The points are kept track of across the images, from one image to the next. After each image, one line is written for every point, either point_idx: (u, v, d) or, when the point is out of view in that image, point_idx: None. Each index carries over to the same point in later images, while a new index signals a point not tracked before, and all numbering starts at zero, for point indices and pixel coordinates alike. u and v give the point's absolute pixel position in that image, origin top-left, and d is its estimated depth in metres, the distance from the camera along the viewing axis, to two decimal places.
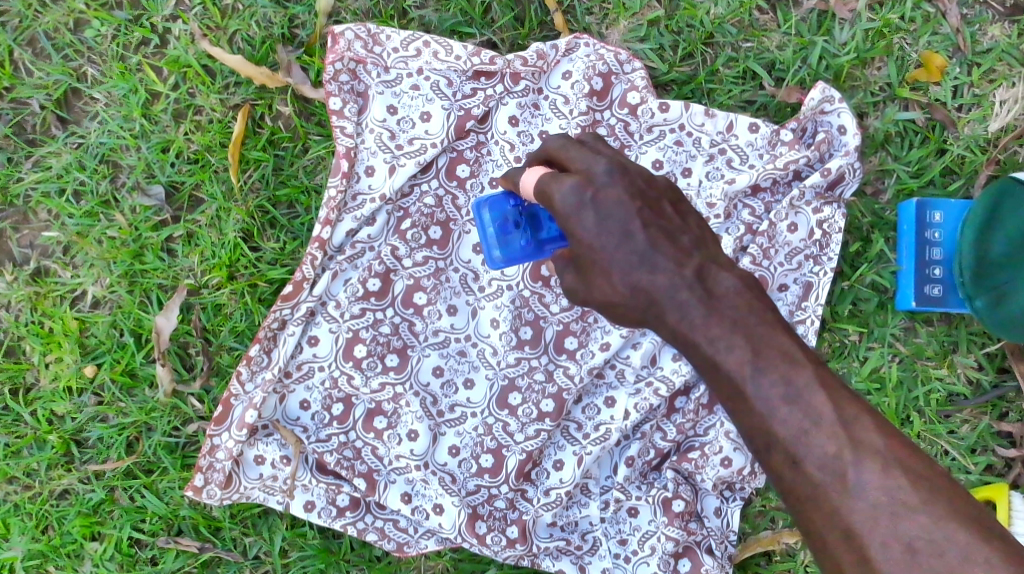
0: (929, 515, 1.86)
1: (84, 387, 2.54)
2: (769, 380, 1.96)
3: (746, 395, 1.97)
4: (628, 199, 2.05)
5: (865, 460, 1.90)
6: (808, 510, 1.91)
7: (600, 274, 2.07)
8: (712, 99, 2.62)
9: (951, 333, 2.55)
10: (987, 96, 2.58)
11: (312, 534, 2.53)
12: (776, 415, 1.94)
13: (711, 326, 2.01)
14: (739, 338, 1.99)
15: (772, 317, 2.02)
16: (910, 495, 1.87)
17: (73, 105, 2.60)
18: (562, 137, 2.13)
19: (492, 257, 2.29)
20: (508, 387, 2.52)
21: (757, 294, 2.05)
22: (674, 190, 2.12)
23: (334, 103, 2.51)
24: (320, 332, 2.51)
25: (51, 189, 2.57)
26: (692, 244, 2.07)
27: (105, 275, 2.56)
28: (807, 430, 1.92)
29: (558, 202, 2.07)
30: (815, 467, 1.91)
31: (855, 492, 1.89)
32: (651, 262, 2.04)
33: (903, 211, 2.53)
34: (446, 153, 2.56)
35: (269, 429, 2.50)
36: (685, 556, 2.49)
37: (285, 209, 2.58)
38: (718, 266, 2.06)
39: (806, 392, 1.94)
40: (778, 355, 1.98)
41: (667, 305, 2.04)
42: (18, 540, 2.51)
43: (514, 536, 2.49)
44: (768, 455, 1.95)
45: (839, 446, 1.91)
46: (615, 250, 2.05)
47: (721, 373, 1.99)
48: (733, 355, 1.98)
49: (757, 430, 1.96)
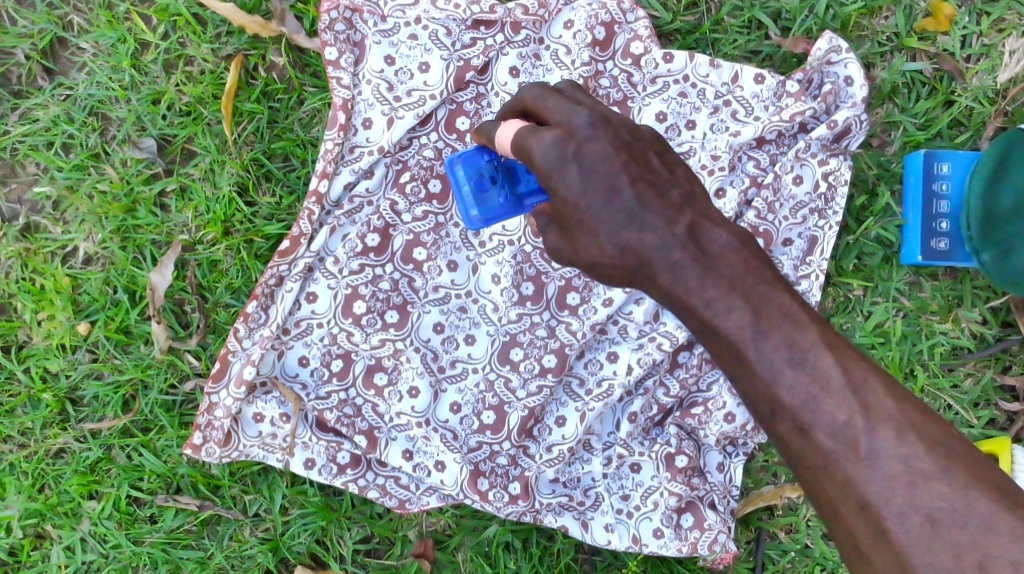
0: (949, 484, 1.82)
1: (78, 345, 2.50)
2: (772, 344, 1.91)
3: (748, 360, 1.91)
4: (612, 151, 1.97)
5: (878, 427, 1.85)
6: (820, 480, 1.87)
7: (587, 234, 1.99)
8: (717, 49, 2.58)
9: (955, 287, 2.54)
10: (995, 46, 2.55)
11: (313, 491, 2.50)
12: (780, 380, 1.89)
13: (707, 287, 1.95)
14: (738, 299, 1.93)
15: (769, 274, 1.96)
16: (927, 463, 1.83)
17: (59, 54, 2.53)
18: (538, 88, 2.07)
19: (469, 217, 2.22)
20: (510, 343, 2.49)
21: (752, 249, 1.99)
22: (659, 142, 2.05)
23: (329, 53, 2.45)
24: (318, 288, 2.46)
25: (39, 141, 2.51)
26: (682, 198, 2.00)
27: (97, 231, 2.51)
28: (815, 395, 1.88)
29: (539, 157, 1.98)
30: (825, 435, 1.86)
31: (869, 460, 1.84)
32: (641, 220, 1.97)
33: (910, 163, 2.51)
34: (446, 105, 2.51)
35: (268, 386, 2.46)
36: (688, 511, 2.48)
37: (281, 162, 2.54)
38: (710, 222, 1.99)
39: (811, 354, 1.89)
40: (779, 316, 1.92)
41: (658, 265, 1.97)
42: (14, 499, 2.47)
43: (516, 492, 2.47)
44: (774, 422, 1.90)
45: (850, 412, 1.86)
46: (602, 208, 1.97)
47: (723, 337, 1.93)
48: (732, 319, 1.93)
49: (762, 396, 1.91)
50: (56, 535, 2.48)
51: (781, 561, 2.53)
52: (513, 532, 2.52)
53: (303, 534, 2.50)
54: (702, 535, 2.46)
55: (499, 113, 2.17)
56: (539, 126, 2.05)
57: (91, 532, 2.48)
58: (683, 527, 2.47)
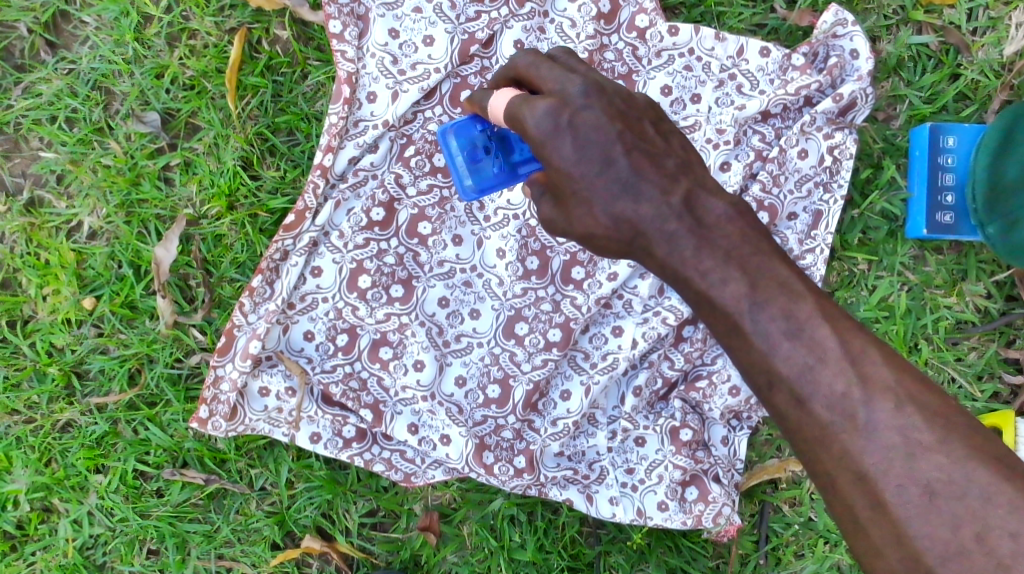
0: (947, 455, 1.80)
1: (84, 319, 2.50)
2: (769, 315, 1.89)
3: (745, 331, 1.90)
4: (607, 121, 1.97)
5: (876, 398, 1.84)
6: (817, 452, 1.85)
7: (582, 206, 1.99)
8: (722, 22, 2.58)
9: (960, 261, 2.54)
10: (1002, 19, 2.54)
11: (319, 465, 2.51)
12: (777, 351, 1.88)
13: (704, 258, 1.94)
14: (734, 270, 1.93)
15: (766, 244, 1.95)
16: (925, 434, 1.82)
17: (62, 28, 2.52)
18: (530, 55, 2.06)
19: (463, 187, 2.20)
20: (515, 317, 2.50)
21: (749, 219, 1.98)
22: (654, 109, 2.04)
23: (334, 26, 2.44)
24: (323, 262, 2.46)
25: (42, 115, 2.50)
26: (677, 168, 1.99)
27: (102, 205, 2.50)
28: (813, 366, 1.86)
29: (533, 127, 1.97)
30: (822, 407, 1.85)
31: (866, 432, 1.83)
32: (637, 190, 1.97)
33: (916, 137, 2.51)
34: (450, 79, 2.50)
35: (273, 360, 2.47)
36: (692, 484, 2.48)
37: (285, 137, 2.53)
38: (706, 192, 1.99)
39: (808, 326, 1.88)
40: (775, 287, 1.91)
41: (654, 236, 1.96)
42: (21, 473, 2.48)
43: (521, 466, 2.48)
44: (770, 393, 1.89)
45: (848, 383, 1.85)
46: (597, 178, 1.96)
47: (718, 308, 1.92)
48: (728, 290, 1.92)
49: (758, 368, 1.89)
50: (63, 509, 2.49)
51: (784, 534, 2.54)
52: (518, 505, 2.52)
53: (309, 508, 2.51)
54: (706, 508, 2.47)
55: (492, 81, 2.16)
56: (533, 94, 2.03)
57: (98, 506, 2.49)
58: (687, 501, 2.48)
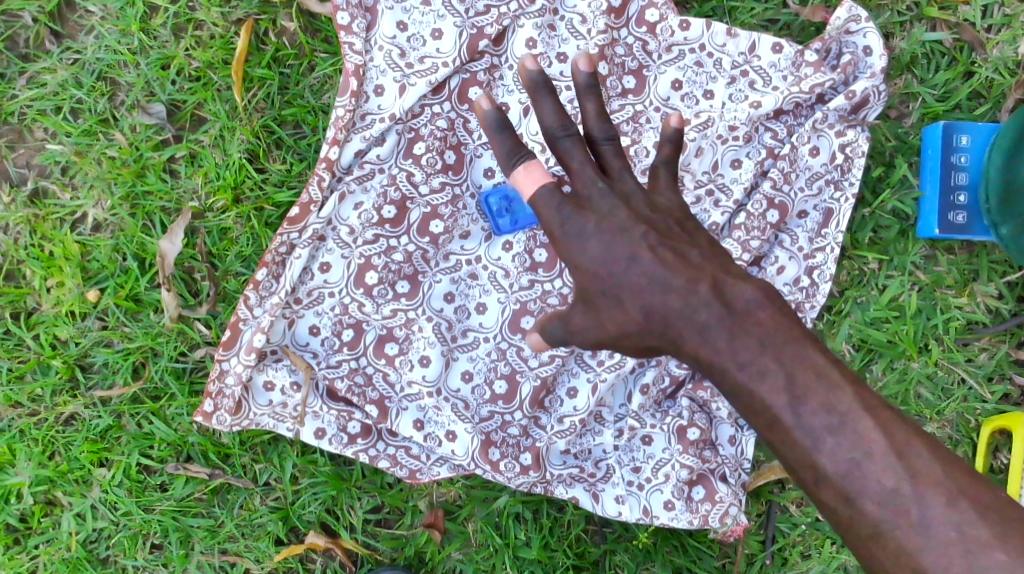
0: (1003, 547, 1.78)
1: (88, 312, 2.48)
2: (810, 409, 1.85)
3: (785, 425, 1.86)
4: (632, 221, 1.96)
5: (926, 491, 1.81)
6: (870, 552, 1.82)
7: (611, 303, 1.96)
8: (734, 17, 2.55)
9: (971, 261, 2.52)
10: (1017, 17, 2.51)
11: (323, 461, 2.50)
12: (820, 446, 1.84)
13: (739, 349, 1.89)
14: (770, 360, 1.88)
15: (798, 329, 1.90)
16: (979, 529, 1.79)
17: (67, 18, 2.50)
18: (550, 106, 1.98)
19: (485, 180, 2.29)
20: (521, 311, 2.48)
21: (779, 302, 1.92)
22: (673, 202, 2.02)
23: (342, 18, 2.41)
24: (330, 257, 2.44)
25: (47, 106, 2.48)
26: (705, 256, 1.96)
27: (106, 197, 2.48)
28: (858, 460, 1.82)
29: (557, 228, 1.98)
30: (872, 503, 1.82)
31: (919, 529, 1.80)
32: (665, 282, 1.93)
33: (928, 135, 2.49)
34: (459, 74, 2.48)
35: (278, 354, 2.45)
36: (699, 484, 2.47)
37: (291, 129, 2.51)
38: (734, 277, 1.94)
39: (849, 415, 1.84)
40: (807, 371, 1.87)
41: (688, 329, 1.92)
42: (25, 466, 2.46)
43: (527, 463, 2.45)
44: (817, 489, 1.85)
45: (896, 477, 1.81)
46: (626, 275, 1.95)
47: (757, 401, 1.88)
48: (767, 382, 1.87)
49: (802, 463, 1.85)
50: (66, 502, 2.48)
51: (791, 534, 2.52)
52: (524, 503, 2.51)
53: (313, 504, 2.50)
54: (713, 508, 2.45)
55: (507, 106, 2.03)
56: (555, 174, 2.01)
57: (101, 499, 2.48)
58: (694, 500, 2.46)
